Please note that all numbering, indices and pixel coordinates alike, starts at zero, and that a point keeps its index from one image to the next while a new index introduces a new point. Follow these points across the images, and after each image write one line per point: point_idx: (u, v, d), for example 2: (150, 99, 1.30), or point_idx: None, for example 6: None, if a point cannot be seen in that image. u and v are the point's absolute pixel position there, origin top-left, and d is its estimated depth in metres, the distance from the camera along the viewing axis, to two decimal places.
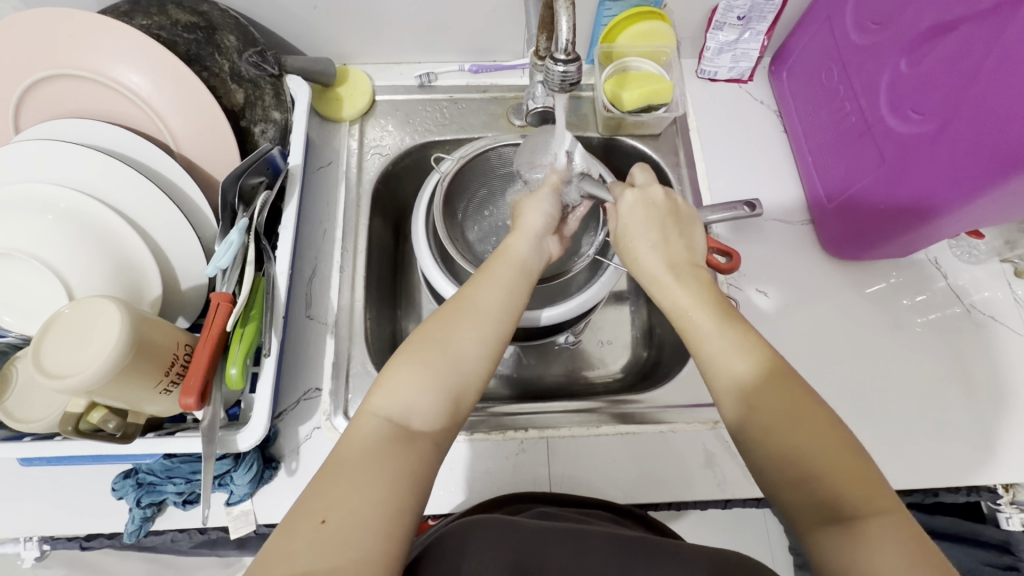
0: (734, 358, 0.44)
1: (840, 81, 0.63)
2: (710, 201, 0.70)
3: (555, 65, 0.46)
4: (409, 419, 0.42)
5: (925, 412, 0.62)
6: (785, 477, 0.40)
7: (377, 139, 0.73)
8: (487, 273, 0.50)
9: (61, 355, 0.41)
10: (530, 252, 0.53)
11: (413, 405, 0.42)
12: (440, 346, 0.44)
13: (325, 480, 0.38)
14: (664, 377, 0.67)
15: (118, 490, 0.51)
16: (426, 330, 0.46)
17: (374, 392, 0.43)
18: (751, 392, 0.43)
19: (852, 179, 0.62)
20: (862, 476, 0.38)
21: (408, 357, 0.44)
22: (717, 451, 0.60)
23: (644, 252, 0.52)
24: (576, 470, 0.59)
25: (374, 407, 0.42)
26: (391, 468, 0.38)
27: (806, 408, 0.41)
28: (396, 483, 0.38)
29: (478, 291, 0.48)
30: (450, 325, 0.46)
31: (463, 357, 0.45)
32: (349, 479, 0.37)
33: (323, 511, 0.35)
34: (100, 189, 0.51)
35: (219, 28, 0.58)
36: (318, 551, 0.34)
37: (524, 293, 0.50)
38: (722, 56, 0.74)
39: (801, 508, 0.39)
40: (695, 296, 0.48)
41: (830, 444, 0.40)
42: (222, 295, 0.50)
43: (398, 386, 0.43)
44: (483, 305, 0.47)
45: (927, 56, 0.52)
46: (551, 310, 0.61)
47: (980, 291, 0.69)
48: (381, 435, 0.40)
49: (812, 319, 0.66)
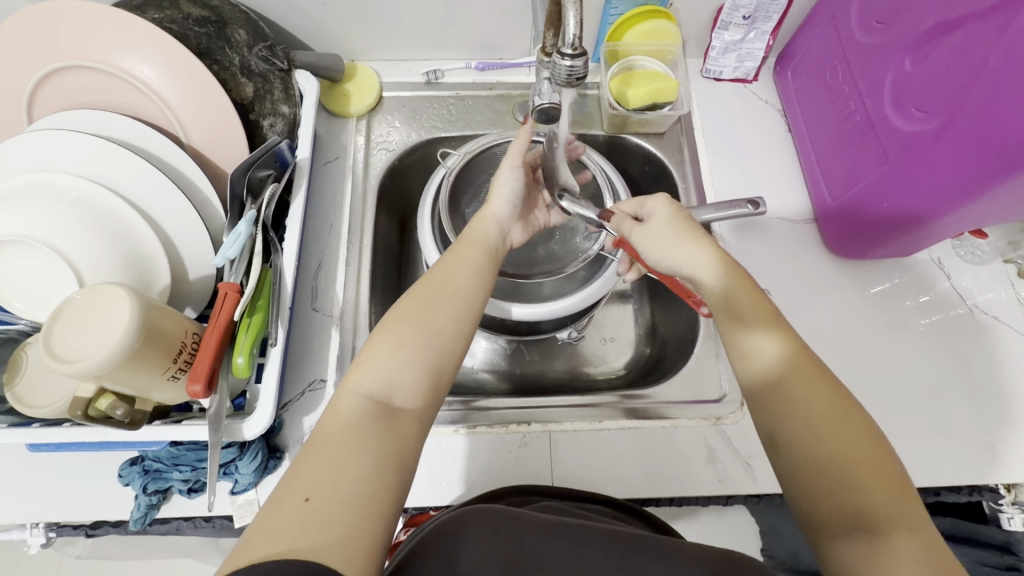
0: (762, 354, 0.45)
1: (845, 80, 0.64)
2: (714, 198, 0.70)
3: (561, 59, 0.46)
4: (389, 396, 0.42)
5: (928, 411, 0.63)
6: (813, 481, 0.40)
7: (384, 134, 0.74)
8: (455, 251, 0.52)
9: (73, 338, 0.41)
10: (495, 235, 0.55)
11: (394, 383, 0.42)
12: (419, 326, 0.45)
13: (309, 456, 0.38)
14: (667, 373, 0.68)
15: (125, 477, 0.52)
16: (405, 307, 0.46)
17: (354, 371, 0.43)
18: (785, 392, 0.43)
19: (857, 177, 0.62)
20: (890, 483, 0.39)
21: (387, 336, 0.44)
22: (719, 447, 0.60)
23: (687, 257, 0.49)
24: (578, 464, 0.59)
25: (353, 386, 0.42)
26: (368, 448, 0.38)
27: (833, 413, 0.42)
28: (378, 460, 0.38)
29: (449, 273, 0.49)
30: (428, 302, 0.46)
31: (442, 338, 0.45)
32: (333, 457, 0.37)
33: (308, 489, 0.35)
34: (111, 178, 0.51)
35: (229, 22, 0.59)
36: (301, 528, 0.33)
37: (491, 273, 0.52)
38: (727, 55, 0.74)
39: (821, 507, 0.40)
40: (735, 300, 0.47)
41: (857, 447, 0.40)
42: (230, 285, 0.51)
43: (379, 362, 0.43)
44: (456, 285, 0.49)
45: (931, 54, 0.52)
46: (521, 307, 0.60)
47: (983, 292, 0.69)
48: (360, 411, 0.41)
49: (815, 318, 0.67)
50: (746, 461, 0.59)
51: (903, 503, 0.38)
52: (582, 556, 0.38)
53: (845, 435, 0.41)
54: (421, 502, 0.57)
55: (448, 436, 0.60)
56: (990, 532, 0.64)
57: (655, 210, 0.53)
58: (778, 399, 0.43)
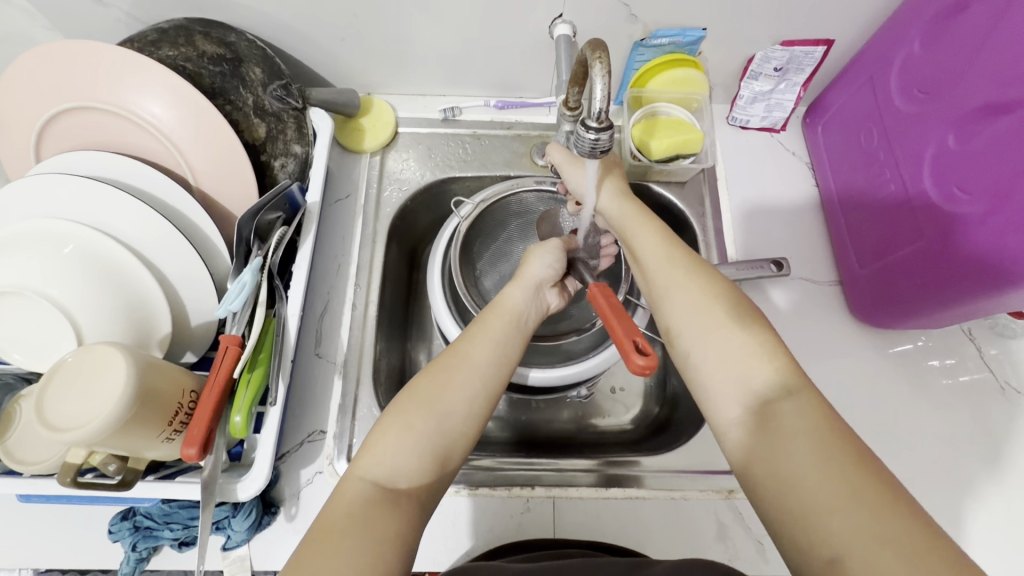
0: (682, 312, 0.46)
1: (880, 144, 0.61)
2: (736, 256, 0.68)
3: (586, 132, 0.43)
4: (395, 481, 0.40)
5: (953, 493, 0.59)
6: (755, 448, 0.40)
7: (398, 171, 0.72)
8: (479, 325, 0.49)
9: (66, 403, 0.40)
10: (523, 306, 0.51)
11: (401, 468, 0.41)
12: (430, 408, 0.43)
13: (311, 547, 0.36)
14: (678, 437, 0.65)
15: (115, 533, 0.50)
16: (416, 386, 0.44)
17: (361, 454, 0.41)
18: (720, 360, 0.43)
19: (892, 247, 0.59)
20: (807, 414, 0.39)
21: (396, 419, 0.42)
22: (730, 523, 0.57)
23: (645, 247, 0.51)
24: (582, 534, 0.57)
25: (359, 470, 0.41)
26: (373, 535, 0.37)
27: (731, 334, 0.44)
28: (381, 551, 0.36)
29: (469, 347, 0.47)
30: (438, 381, 0.44)
31: (451, 419, 0.43)
32: (335, 546, 0.36)
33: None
34: (116, 225, 0.50)
35: (245, 60, 0.58)
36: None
37: (516, 348, 0.49)
38: (755, 105, 0.71)
39: (741, 445, 0.41)
40: (677, 280, 0.48)
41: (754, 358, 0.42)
42: (231, 338, 0.49)
43: (384, 447, 0.41)
44: (477, 364, 0.46)
45: (979, 133, 0.49)
46: (538, 371, 0.58)
47: (1016, 367, 0.65)
48: (364, 499, 0.39)
49: (838, 388, 0.64)
50: (757, 540, 0.57)
51: (808, 409, 0.39)
52: None
53: (776, 394, 0.41)
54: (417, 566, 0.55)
55: (447, 497, 0.57)
56: None
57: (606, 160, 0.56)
58: (709, 368, 0.43)
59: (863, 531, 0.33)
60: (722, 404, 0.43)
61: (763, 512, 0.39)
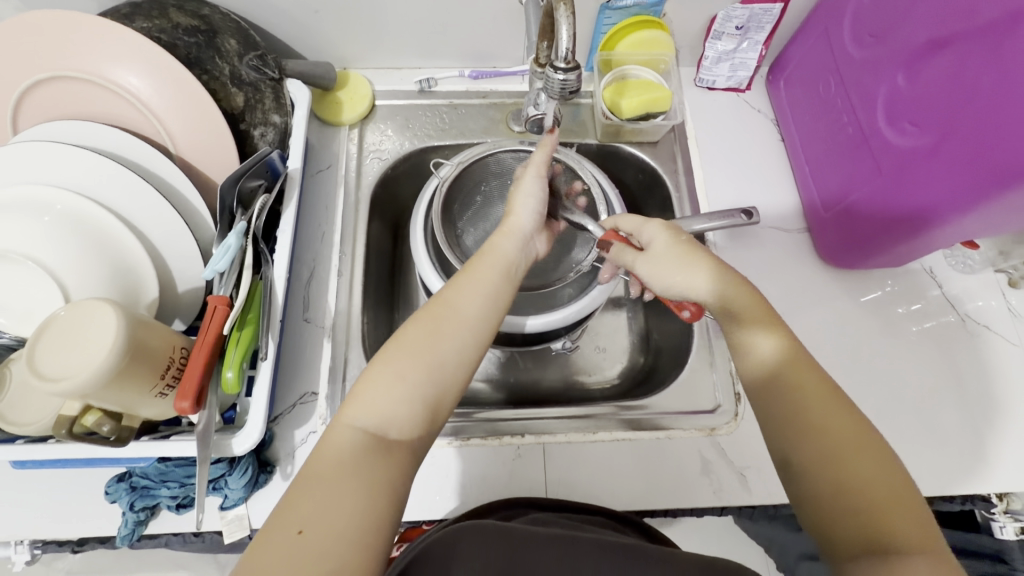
0: (755, 339, 0.46)
1: (837, 92, 0.64)
2: (708, 208, 0.70)
3: (555, 73, 0.46)
4: (386, 429, 0.41)
5: (920, 418, 0.63)
6: (828, 497, 0.40)
7: (377, 143, 0.73)
8: (469, 273, 0.49)
9: (57, 358, 0.41)
10: (513, 253, 0.52)
11: (392, 415, 0.41)
12: (419, 356, 0.43)
13: (301, 487, 0.37)
14: (661, 383, 0.68)
15: (112, 493, 0.51)
16: (406, 334, 0.44)
17: (349, 403, 0.41)
18: (776, 380, 0.45)
19: (850, 189, 0.62)
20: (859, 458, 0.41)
21: (385, 368, 0.42)
22: (713, 458, 0.60)
23: (686, 282, 0.49)
24: (572, 476, 0.59)
25: (348, 418, 0.41)
26: (365, 477, 0.38)
27: (776, 352, 0.46)
28: (372, 494, 0.37)
29: (456, 296, 0.47)
30: (430, 329, 0.44)
31: (441, 369, 0.43)
32: (329, 490, 0.37)
33: (301, 524, 0.35)
34: (99, 192, 0.51)
35: (220, 32, 0.59)
36: (294, 566, 0.33)
37: (503, 295, 0.49)
38: (720, 65, 0.74)
39: (809, 482, 0.41)
40: (729, 311, 0.48)
41: (838, 421, 0.42)
42: (220, 298, 0.50)
43: (376, 395, 0.41)
44: (466, 310, 0.46)
45: (924, 72, 0.52)
46: (535, 318, 0.61)
47: (973, 300, 0.69)
48: (357, 445, 0.39)
49: (810, 328, 0.67)
50: (740, 472, 0.59)
51: (866, 453, 0.41)
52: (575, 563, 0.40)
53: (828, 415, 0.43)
54: (413, 513, 0.56)
55: (441, 449, 0.59)
56: (982, 541, 0.65)
57: (654, 235, 0.52)
58: (771, 386, 0.45)
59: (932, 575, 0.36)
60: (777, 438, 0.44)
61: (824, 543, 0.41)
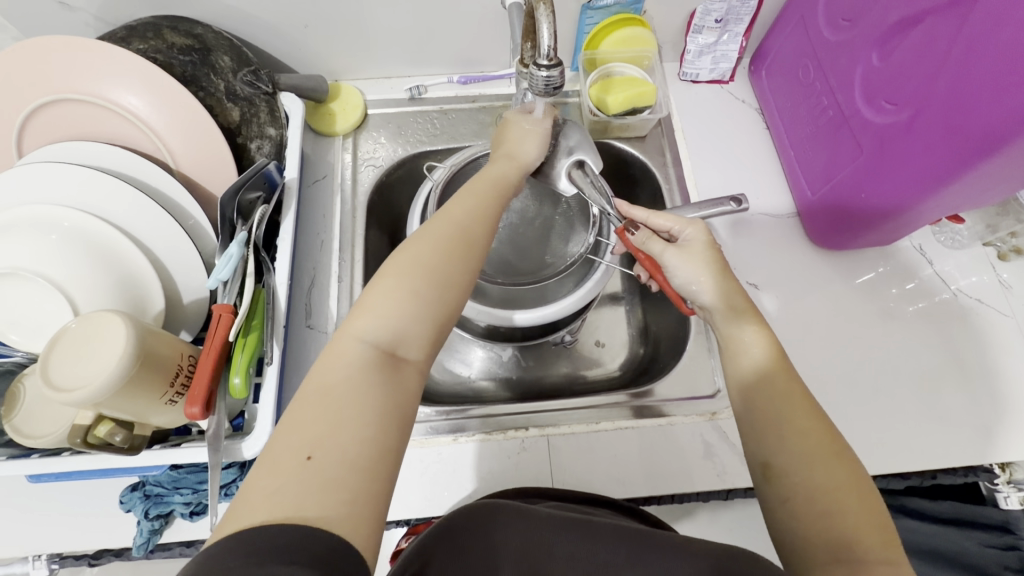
0: (750, 345, 0.49)
1: (817, 77, 0.66)
2: (698, 196, 0.72)
3: (538, 70, 0.48)
4: (395, 347, 0.41)
5: (918, 393, 0.64)
6: (805, 509, 0.41)
7: (371, 151, 0.75)
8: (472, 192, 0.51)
9: (70, 367, 0.42)
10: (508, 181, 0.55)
11: (401, 332, 0.41)
12: (430, 273, 0.43)
13: (306, 409, 0.37)
14: (661, 371, 0.69)
15: (126, 502, 0.52)
16: (414, 250, 0.44)
17: (356, 317, 0.41)
18: (760, 388, 0.47)
19: (833, 171, 0.64)
20: (835, 472, 0.41)
21: (397, 285, 0.42)
22: (716, 442, 0.61)
23: (701, 281, 0.53)
24: (578, 466, 0.60)
25: (357, 332, 0.40)
26: (372, 401, 0.38)
27: (766, 360, 0.48)
28: (383, 413, 0.38)
29: (459, 216, 0.48)
30: (434, 246, 0.45)
31: (450, 288, 0.44)
32: (336, 412, 0.36)
33: (310, 448, 0.35)
34: (104, 208, 0.52)
35: (213, 50, 0.61)
36: (304, 488, 0.33)
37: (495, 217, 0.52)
38: (702, 58, 0.76)
39: (784, 491, 0.42)
40: (731, 316, 0.51)
41: (813, 434, 0.43)
42: (224, 306, 0.50)
43: (384, 310, 0.41)
44: (467, 229, 0.48)
45: (897, 48, 0.54)
46: (523, 313, 0.62)
47: (965, 276, 0.70)
48: (364, 361, 0.39)
49: (804, 310, 0.68)
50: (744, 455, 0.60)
51: (838, 468, 0.42)
52: (591, 555, 0.40)
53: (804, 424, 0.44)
54: (423, 511, 0.57)
55: (449, 445, 0.60)
56: (988, 513, 0.66)
57: (694, 237, 0.55)
58: (760, 389, 0.47)
59: None
60: (753, 447, 0.45)
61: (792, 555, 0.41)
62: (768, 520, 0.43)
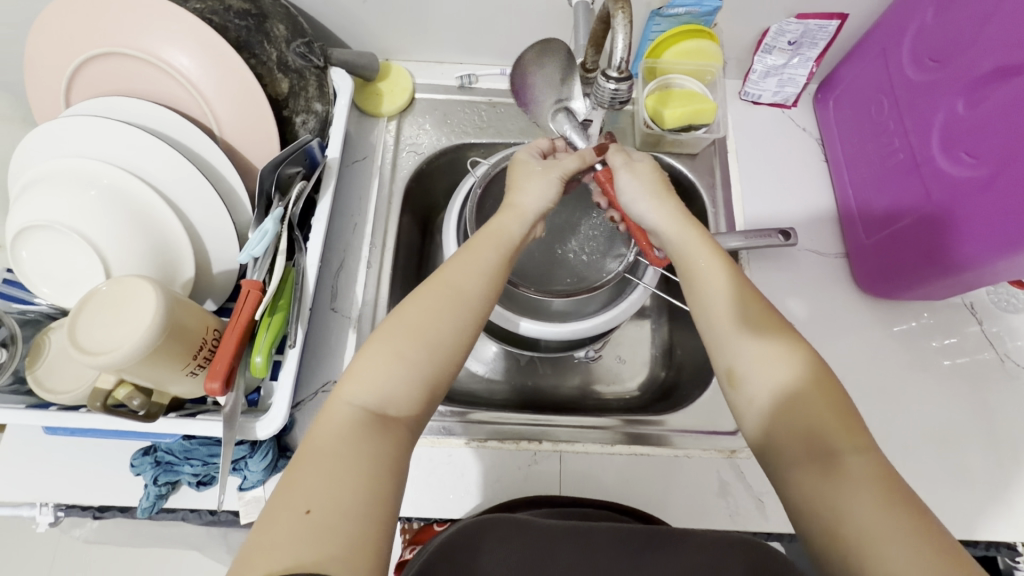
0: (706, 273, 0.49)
1: (891, 116, 0.62)
2: (744, 225, 0.69)
3: (606, 82, 0.46)
4: (386, 408, 0.40)
5: (947, 456, 0.61)
6: (783, 422, 0.42)
7: (413, 136, 0.73)
8: (468, 250, 0.49)
9: (98, 330, 0.42)
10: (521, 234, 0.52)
11: (391, 394, 0.40)
12: (418, 334, 0.42)
13: (297, 471, 0.36)
14: (684, 400, 0.67)
15: (137, 466, 0.52)
16: (406, 313, 0.44)
17: (346, 380, 0.41)
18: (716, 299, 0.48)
19: (898, 214, 0.61)
20: (801, 375, 0.43)
21: (384, 349, 0.41)
22: (730, 480, 0.59)
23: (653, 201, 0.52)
24: (586, 486, 0.58)
25: (346, 395, 0.40)
26: (366, 458, 0.37)
27: (714, 266, 0.49)
28: (376, 469, 0.37)
29: (456, 274, 0.46)
30: (427, 304, 0.44)
31: (440, 352, 0.43)
32: (329, 469, 0.36)
33: (308, 502, 0.34)
34: (143, 168, 0.51)
35: (270, 16, 0.59)
36: (305, 542, 0.32)
37: (501, 273, 0.49)
38: (767, 80, 0.72)
39: (760, 416, 0.43)
40: (679, 228, 0.51)
41: (770, 330, 0.45)
42: (252, 283, 0.49)
43: (374, 375, 0.41)
44: (462, 286, 0.46)
45: (987, 99, 0.51)
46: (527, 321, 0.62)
47: (1015, 340, 0.67)
48: (353, 422, 0.39)
49: (840, 355, 0.65)
50: (757, 496, 0.58)
51: (814, 379, 0.42)
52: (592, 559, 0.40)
53: (762, 330, 0.45)
54: (427, 512, 0.57)
55: (455, 448, 0.59)
56: None
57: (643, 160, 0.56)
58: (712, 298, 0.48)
59: (881, 515, 0.36)
60: (720, 360, 0.46)
61: (783, 473, 0.41)
62: (751, 441, 0.44)
